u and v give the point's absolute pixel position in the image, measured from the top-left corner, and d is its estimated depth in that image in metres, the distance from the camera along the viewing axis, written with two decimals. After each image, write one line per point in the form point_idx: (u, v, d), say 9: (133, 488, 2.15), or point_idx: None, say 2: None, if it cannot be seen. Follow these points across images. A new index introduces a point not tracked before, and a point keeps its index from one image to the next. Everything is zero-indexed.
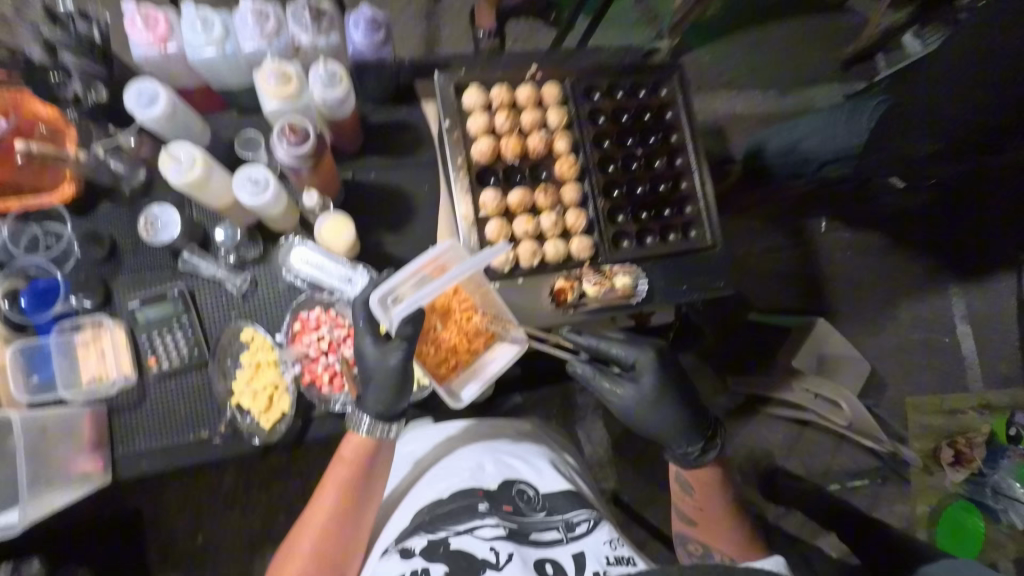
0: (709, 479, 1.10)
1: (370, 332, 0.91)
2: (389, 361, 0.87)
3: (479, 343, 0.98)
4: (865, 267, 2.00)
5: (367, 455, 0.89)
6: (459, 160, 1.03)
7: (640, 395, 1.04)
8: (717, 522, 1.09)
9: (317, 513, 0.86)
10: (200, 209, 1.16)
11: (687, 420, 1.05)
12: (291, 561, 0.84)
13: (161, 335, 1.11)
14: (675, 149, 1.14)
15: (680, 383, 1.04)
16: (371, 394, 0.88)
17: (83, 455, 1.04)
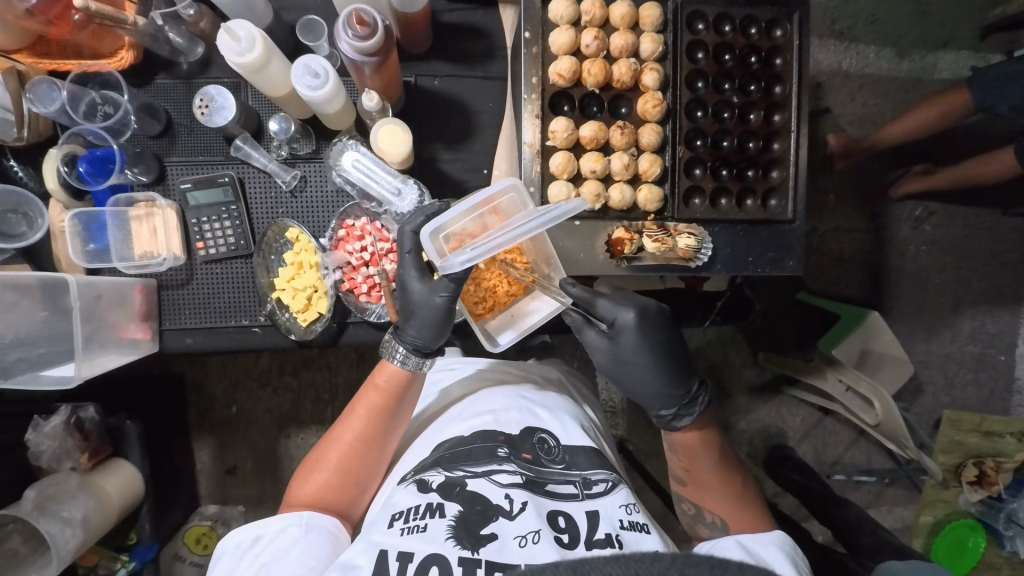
0: (699, 436, 0.97)
1: (415, 263, 0.89)
2: (436, 298, 0.86)
3: (521, 288, 0.96)
4: (938, 265, 1.86)
5: (401, 383, 0.88)
6: (534, 80, 0.93)
7: (625, 356, 0.93)
8: (710, 482, 0.97)
9: (346, 430, 0.87)
10: (256, 96, 1.11)
11: (674, 386, 0.95)
12: (317, 472, 0.85)
13: (210, 221, 1.11)
14: (774, 103, 1.02)
15: (669, 346, 0.94)
16: (411, 328, 0.88)
17: (134, 323, 1.09)
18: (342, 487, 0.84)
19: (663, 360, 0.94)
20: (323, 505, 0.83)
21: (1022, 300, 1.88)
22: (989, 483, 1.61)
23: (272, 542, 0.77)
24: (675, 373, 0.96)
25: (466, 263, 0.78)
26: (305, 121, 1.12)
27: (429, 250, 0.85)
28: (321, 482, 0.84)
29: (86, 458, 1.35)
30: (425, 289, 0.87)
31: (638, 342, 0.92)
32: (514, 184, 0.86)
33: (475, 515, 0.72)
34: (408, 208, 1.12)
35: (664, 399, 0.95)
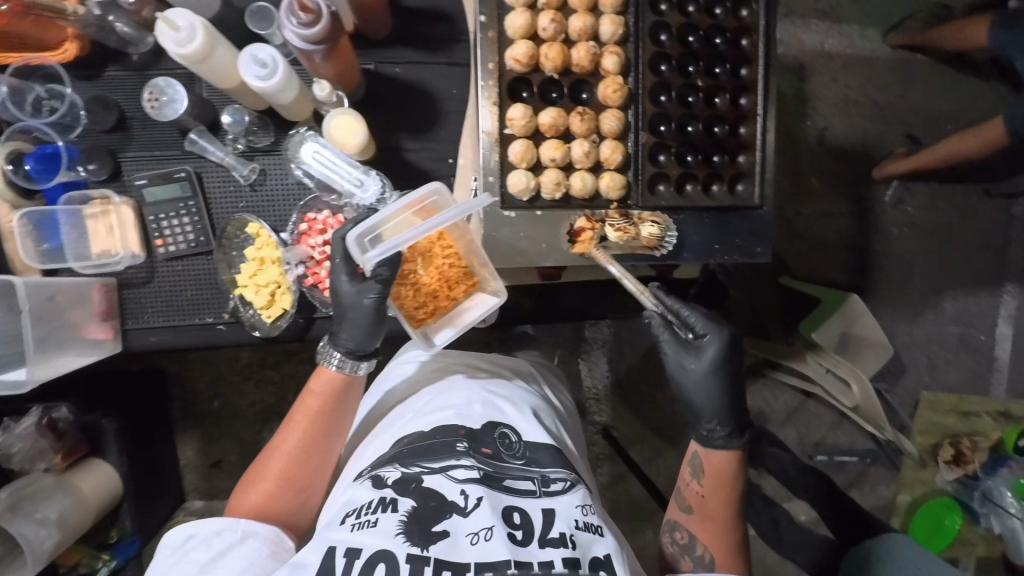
0: (728, 466, 1.00)
1: (346, 268, 0.93)
2: (364, 301, 0.91)
3: (460, 291, 0.97)
4: (920, 247, 1.85)
5: (338, 387, 0.91)
6: (491, 65, 0.91)
7: (703, 367, 0.99)
8: (719, 515, 0.97)
9: (286, 438, 0.89)
10: (210, 87, 1.08)
11: (734, 409, 1.00)
12: (257, 482, 0.87)
13: (168, 218, 1.08)
14: (742, 86, 0.99)
15: (738, 371, 1.01)
16: (343, 330, 0.92)
17: (94, 323, 1.07)
18: (282, 495, 0.86)
19: (734, 382, 1.01)
20: (264, 513, 0.84)
21: (1005, 281, 1.87)
22: (965, 462, 1.69)
23: (207, 542, 0.78)
24: (738, 400, 1.01)
25: (374, 258, 0.85)
26: (262, 112, 1.08)
27: (353, 249, 0.89)
28: (263, 491, 0.86)
29: (61, 459, 1.33)
30: (354, 292, 0.92)
31: (721, 359, 1.00)
32: (439, 188, 0.91)
33: (428, 511, 0.71)
34: (371, 200, 1.09)
35: (722, 412, 0.99)
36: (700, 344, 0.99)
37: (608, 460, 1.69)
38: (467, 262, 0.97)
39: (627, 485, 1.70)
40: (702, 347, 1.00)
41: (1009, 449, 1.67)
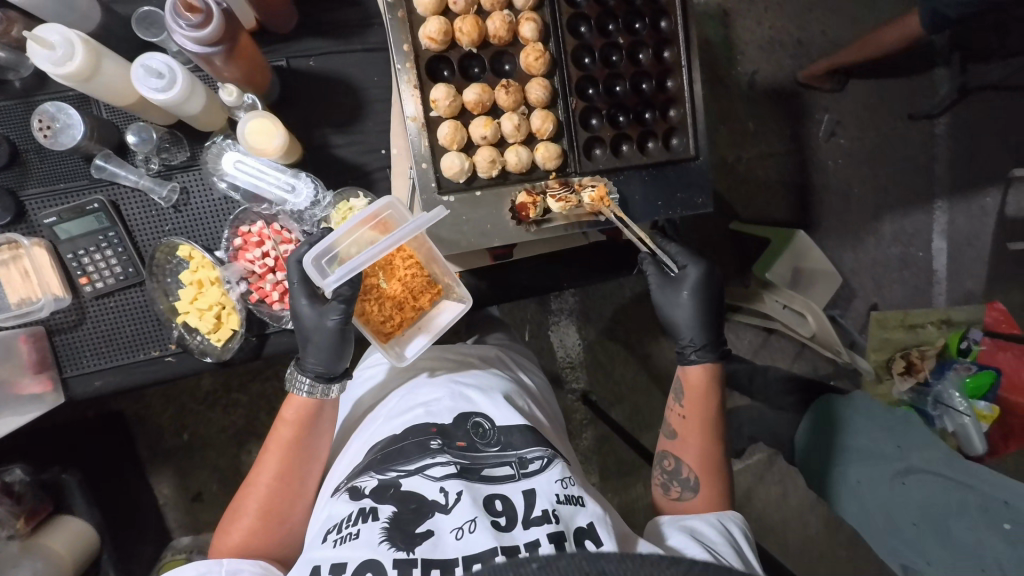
0: (703, 384, 1.03)
1: (304, 290, 0.91)
2: (327, 322, 0.89)
3: (426, 301, 0.97)
4: (856, 175, 1.93)
5: (311, 411, 0.88)
6: (405, 47, 0.87)
7: (683, 294, 1.07)
8: (697, 433, 1.00)
9: (263, 471, 0.85)
10: (109, 107, 1.00)
11: (709, 334, 1.06)
12: (237, 521, 0.83)
13: (89, 253, 1.01)
14: (664, 39, 0.98)
15: (713, 304, 1.07)
16: (309, 354, 0.90)
17: (28, 378, 1.00)
18: (265, 530, 0.82)
19: (712, 315, 1.07)
20: (245, 552, 0.80)
21: (935, 198, 1.98)
22: (918, 371, 1.71)
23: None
24: (715, 330, 1.07)
25: (333, 284, 0.83)
26: (172, 127, 1.02)
27: (310, 273, 0.86)
28: (244, 528, 0.82)
29: (24, 523, 1.23)
30: (315, 313, 0.90)
31: (700, 289, 1.07)
32: (392, 201, 0.90)
33: (409, 514, 0.71)
34: (305, 204, 1.05)
35: (696, 333, 1.06)
36: (681, 274, 1.07)
37: (592, 424, 1.73)
38: (429, 270, 0.98)
39: (614, 445, 1.74)
40: (684, 279, 1.07)
41: (953, 353, 1.71)
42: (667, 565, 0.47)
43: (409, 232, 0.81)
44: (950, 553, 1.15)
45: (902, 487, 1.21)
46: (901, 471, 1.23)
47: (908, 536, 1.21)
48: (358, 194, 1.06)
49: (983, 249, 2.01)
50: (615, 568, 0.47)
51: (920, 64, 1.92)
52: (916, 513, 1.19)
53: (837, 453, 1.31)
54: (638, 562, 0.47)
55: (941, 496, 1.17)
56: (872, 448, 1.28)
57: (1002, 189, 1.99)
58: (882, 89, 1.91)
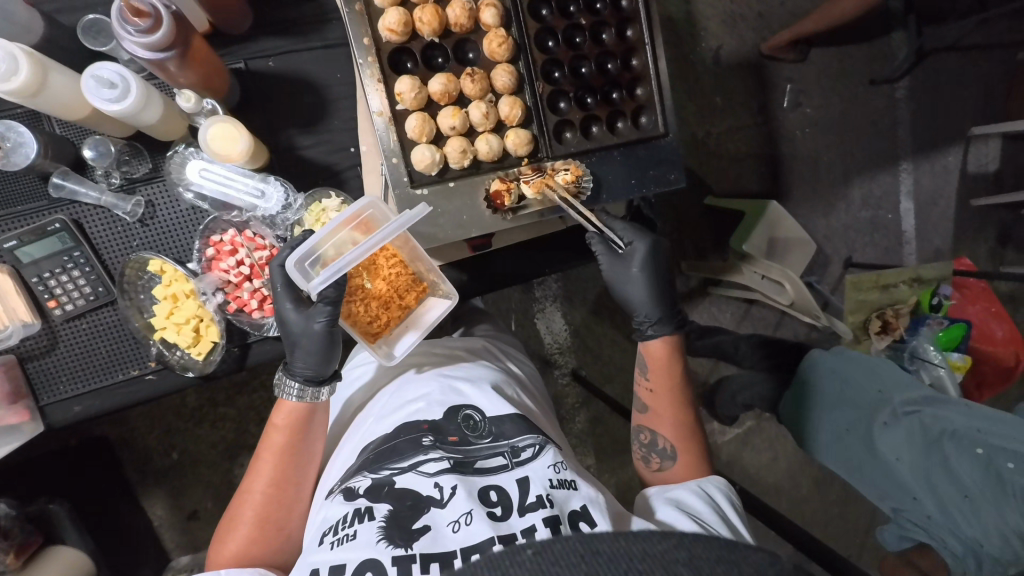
0: (666, 356, 1.05)
1: (289, 295, 0.90)
2: (314, 326, 0.88)
3: (412, 298, 0.96)
4: (824, 143, 1.96)
5: (302, 417, 0.87)
6: (366, 40, 0.85)
7: (632, 270, 1.04)
8: (666, 406, 1.02)
9: (256, 479, 0.84)
10: (62, 122, 0.96)
11: (663, 304, 1.05)
12: (233, 531, 0.82)
13: (56, 275, 0.98)
14: (625, 18, 0.98)
15: (663, 273, 1.06)
16: (297, 359, 0.88)
17: (4, 409, 0.96)
18: (264, 538, 0.82)
19: (664, 285, 1.06)
20: (244, 562, 0.79)
21: (900, 159, 2.03)
22: (894, 329, 1.76)
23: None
24: (665, 301, 1.06)
25: (320, 285, 0.82)
26: (130, 138, 0.99)
27: (294, 276, 0.85)
28: (241, 537, 0.81)
29: (13, 557, 1.20)
30: (302, 317, 0.89)
31: (647, 262, 1.04)
32: (373, 201, 0.88)
33: (405, 512, 0.71)
34: (277, 208, 1.02)
35: (651, 308, 1.05)
36: (628, 251, 1.04)
37: (584, 407, 1.75)
38: (413, 268, 0.97)
39: (607, 425, 1.77)
40: (631, 254, 1.04)
41: (926, 309, 1.76)
42: (659, 541, 0.47)
43: (392, 232, 0.80)
44: (930, 483, 1.17)
45: (882, 427, 1.24)
46: (878, 411, 1.25)
47: (890, 469, 1.22)
48: (331, 194, 1.04)
49: (948, 206, 2.07)
50: (609, 548, 0.46)
51: (878, 29, 1.96)
52: (898, 447, 1.21)
53: (819, 404, 1.34)
54: (631, 541, 0.47)
55: (919, 431, 1.20)
56: (853, 399, 1.30)
57: (963, 147, 2.05)
58: (843, 56, 1.95)
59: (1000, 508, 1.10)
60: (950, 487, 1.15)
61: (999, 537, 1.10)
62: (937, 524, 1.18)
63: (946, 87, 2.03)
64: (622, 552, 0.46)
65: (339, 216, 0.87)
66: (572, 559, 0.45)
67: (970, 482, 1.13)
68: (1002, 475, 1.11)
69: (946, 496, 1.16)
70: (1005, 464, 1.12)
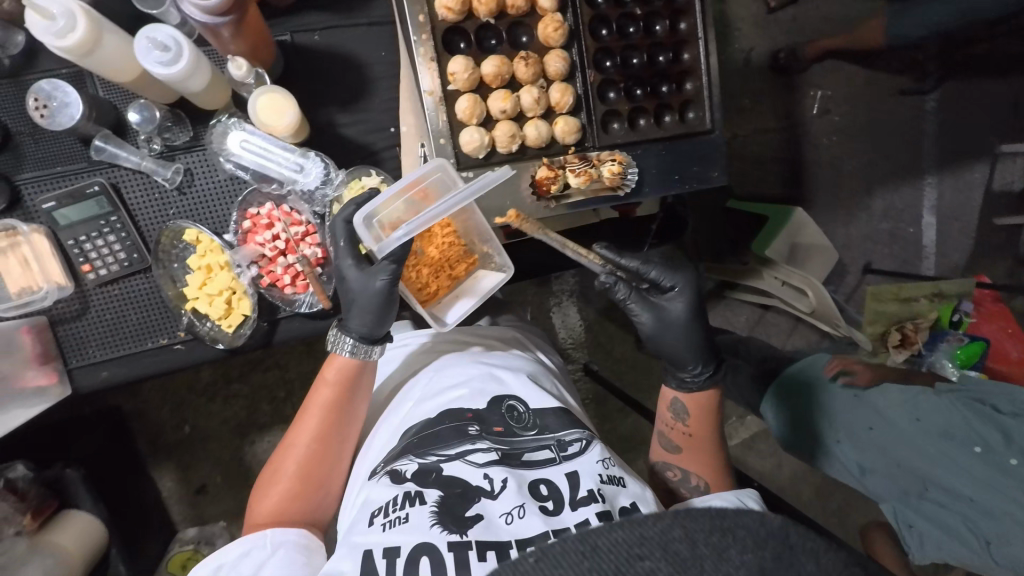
0: (707, 406, 1.03)
1: (350, 251, 0.87)
2: (375, 284, 0.85)
3: (461, 270, 0.96)
4: (848, 152, 1.95)
5: (350, 375, 0.86)
6: (420, 18, 0.84)
7: (671, 318, 1.02)
8: (707, 448, 1.02)
9: (300, 433, 0.84)
10: (106, 85, 0.95)
11: (701, 349, 1.02)
12: (274, 483, 0.82)
13: (91, 238, 0.97)
14: (678, 10, 0.97)
15: (701, 315, 1.03)
16: (354, 316, 0.86)
17: (32, 370, 0.97)
18: (303, 494, 0.81)
19: (704, 333, 1.03)
20: (286, 517, 0.79)
21: (923, 173, 2.02)
22: (911, 343, 1.73)
23: (237, 568, 0.73)
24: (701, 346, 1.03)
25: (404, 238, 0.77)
26: (173, 105, 0.98)
27: (361, 235, 0.82)
28: (281, 492, 0.81)
29: (30, 519, 1.21)
30: (362, 277, 0.86)
31: (685, 309, 1.02)
32: (441, 164, 0.84)
33: (455, 499, 0.70)
34: (315, 183, 1.02)
35: (692, 357, 1.02)
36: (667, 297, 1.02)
37: (594, 402, 1.75)
38: (466, 240, 0.96)
39: (616, 422, 1.77)
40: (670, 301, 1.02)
41: (945, 324, 1.74)
42: (654, 522, 0.45)
43: (461, 200, 0.76)
44: (937, 485, 1.20)
45: (877, 434, 1.25)
46: (878, 418, 1.26)
47: (894, 475, 1.24)
48: (371, 172, 1.03)
49: (972, 222, 2.05)
50: (607, 542, 0.44)
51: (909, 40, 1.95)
52: (898, 451, 1.23)
53: (806, 418, 1.32)
54: (629, 527, 0.45)
55: (912, 429, 1.22)
56: (839, 405, 1.30)
57: (989, 163, 2.03)
58: (872, 63, 1.93)
59: (1006, 503, 1.13)
60: (954, 489, 1.18)
61: (1009, 534, 1.12)
62: (935, 524, 1.20)
63: (975, 100, 2.01)
64: (620, 541, 0.44)
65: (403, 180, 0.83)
66: (571, 559, 0.43)
67: (976, 481, 1.16)
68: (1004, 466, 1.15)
69: (949, 497, 1.19)
70: (1006, 459, 1.15)
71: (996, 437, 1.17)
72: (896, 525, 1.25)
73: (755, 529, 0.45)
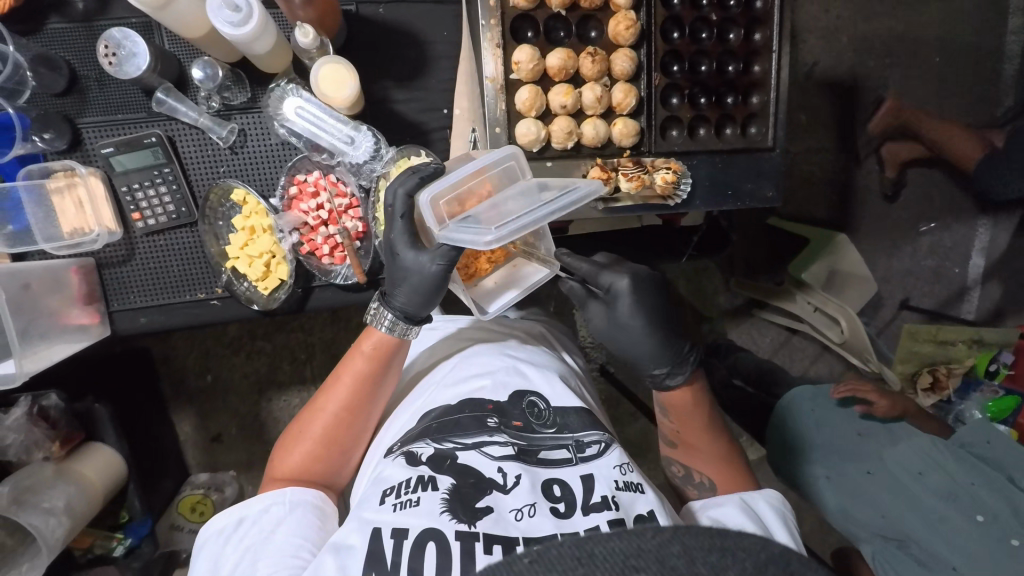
0: (689, 400, 0.97)
1: (406, 233, 0.84)
2: (429, 267, 0.82)
3: (500, 255, 0.96)
4: (904, 182, 1.87)
5: (387, 351, 0.85)
6: (491, 2, 0.83)
7: (621, 322, 0.93)
8: (701, 443, 0.97)
9: (330, 399, 0.84)
10: (172, 38, 0.97)
11: (663, 343, 0.93)
12: (297, 443, 0.83)
13: (144, 188, 0.99)
14: (756, 19, 0.93)
15: (657, 307, 0.92)
16: (400, 293, 0.84)
17: (77, 309, 1.00)
18: (327, 456, 0.83)
19: (663, 328, 0.93)
20: (304, 479, 0.81)
21: (980, 212, 1.92)
22: (942, 388, 1.69)
23: (258, 523, 0.74)
24: (666, 339, 0.93)
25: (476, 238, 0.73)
26: (234, 64, 0.98)
27: (426, 218, 0.79)
28: (304, 451, 0.82)
29: (58, 447, 1.25)
30: (417, 256, 0.83)
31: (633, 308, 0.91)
32: (513, 154, 0.81)
33: (468, 488, 0.71)
34: (364, 157, 1.02)
35: (658, 358, 0.94)
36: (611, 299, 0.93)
37: (606, 403, 1.75)
38: None
39: (626, 427, 1.76)
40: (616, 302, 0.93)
41: (980, 373, 1.66)
42: (654, 535, 0.42)
43: (537, 220, 0.72)
44: (920, 544, 1.19)
45: (870, 479, 1.26)
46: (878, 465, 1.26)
47: (877, 524, 1.23)
48: (420, 153, 1.03)
49: None
50: (602, 549, 0.41)
51: (985, 71, 1.86)
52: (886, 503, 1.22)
53: (802, 450, 1.33)
54: (626, 537, 0.42)
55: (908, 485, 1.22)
56: (838, 442, 1.31)
57: None
58: (942, 92, 1.85)
59: None
60: (941, 554, 1.16)
61: None
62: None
63: None
64: (615, 549, 0.41)
65: (480, 164, 0.79)
66: (567, 563, 0.40)
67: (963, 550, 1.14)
68: (1001, 542, 1.13)
69: (933, 562, 1.16)
70: (1009, 539, 1.12)
71: (1002, 511, 1.15)
72: (875, 569, 1.23)
73: (756, 553, 0.43)
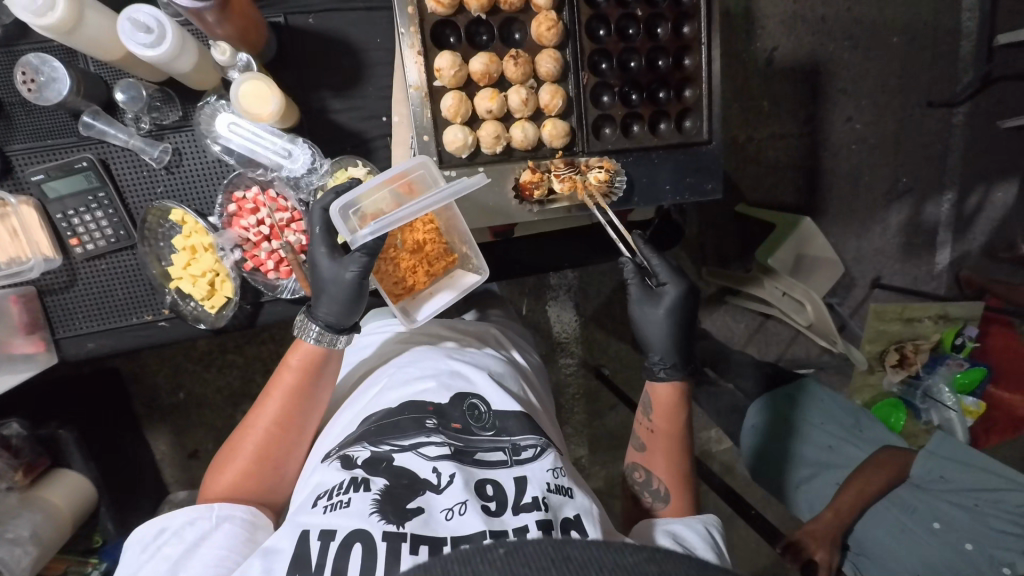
0: (672, 401, 0.97)
1: (326, 240, 0.89)
2: (344, 275, 0.86)
3: (439, 269, 0.98)
4: (868, 162, 1.88)
5: (315, 361, 0.87)
6: (410, 10, 0.83)
7: (658, 312, 0.98)
8: (669, 446, 0.95)
9: (261, 415, 0.85)
10: (97, 61, 0.95)
11: (681, 346, 0.98)
12: (232, 458, 0.83)
13: (79, 213, 0.98)
14: (684, 13, 0.92)
15: (689, 321, 0.99)
16: (321, 304, 0.87)
17: (20, 338, 0.99)
18: (260, 473, 0.83)
19: (686, 338, 0.99)
20: (238, 498, 0.81)
21: (945, 188, 1.93)
22: (910, 364, 1.68)
23: (178, 536, 0.74)
24: (683, 349, 0.98)
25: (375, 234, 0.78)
26: (162, 84, 0.98)
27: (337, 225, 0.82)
28: (237, 470, 0.82)
29: (22, 475, 1.23)
30: (333, 266, 0.87)
31: (675, 309, 0.98)
32: (424, 162, 0.84)
33: (401, 489, 0.71)
34: (302, 170, 1.01)
35: (667, 352, 0.98)
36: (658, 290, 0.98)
37: (584, 398, 1.74)
38: (447, 239, 0.98)
39: (604, 420, 1.77)
40: (660, 296, 0.98)
41: (947, 347, 1.68)
42: (632, 552, 0.41)
43: (440, 200, 0.77)
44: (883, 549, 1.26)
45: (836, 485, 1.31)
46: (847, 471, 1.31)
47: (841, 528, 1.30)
48: (358, 163, 1.02)
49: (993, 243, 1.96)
50: (583, 555, 0.40)
51: (942, 49, 1.86)
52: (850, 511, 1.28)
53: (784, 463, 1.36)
54: (606, 546, 0.41)
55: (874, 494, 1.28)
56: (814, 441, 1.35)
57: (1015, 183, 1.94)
58: (901, 71, 1.86)
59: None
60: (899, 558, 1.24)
61: None
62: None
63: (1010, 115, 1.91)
64: (595, 557, 0.40)
65: (386, 172, 0.83)
66: (541, 561, 0.39)
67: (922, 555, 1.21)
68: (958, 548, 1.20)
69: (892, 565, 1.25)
70: (961, 543, 1.20)
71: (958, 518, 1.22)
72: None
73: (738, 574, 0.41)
